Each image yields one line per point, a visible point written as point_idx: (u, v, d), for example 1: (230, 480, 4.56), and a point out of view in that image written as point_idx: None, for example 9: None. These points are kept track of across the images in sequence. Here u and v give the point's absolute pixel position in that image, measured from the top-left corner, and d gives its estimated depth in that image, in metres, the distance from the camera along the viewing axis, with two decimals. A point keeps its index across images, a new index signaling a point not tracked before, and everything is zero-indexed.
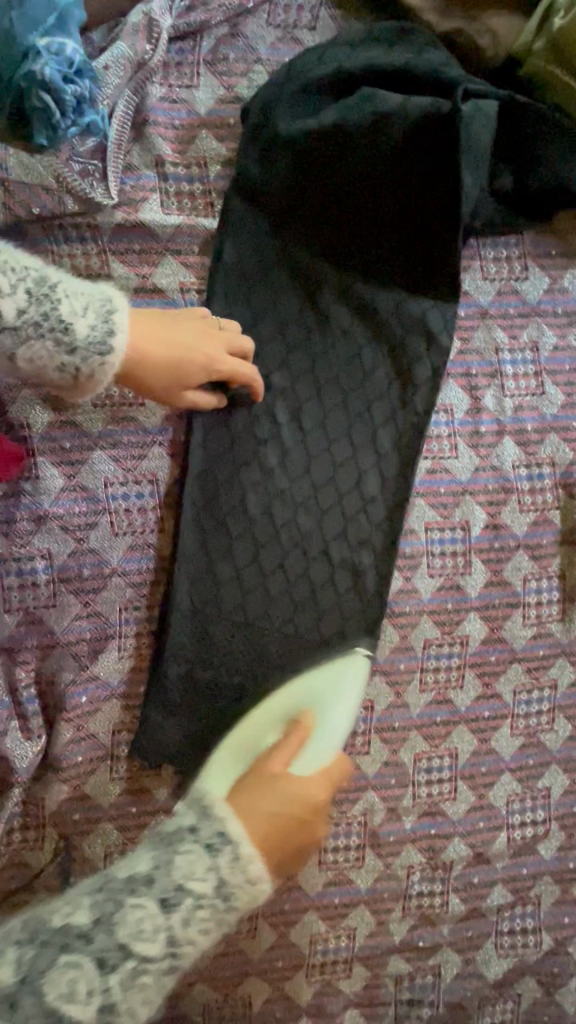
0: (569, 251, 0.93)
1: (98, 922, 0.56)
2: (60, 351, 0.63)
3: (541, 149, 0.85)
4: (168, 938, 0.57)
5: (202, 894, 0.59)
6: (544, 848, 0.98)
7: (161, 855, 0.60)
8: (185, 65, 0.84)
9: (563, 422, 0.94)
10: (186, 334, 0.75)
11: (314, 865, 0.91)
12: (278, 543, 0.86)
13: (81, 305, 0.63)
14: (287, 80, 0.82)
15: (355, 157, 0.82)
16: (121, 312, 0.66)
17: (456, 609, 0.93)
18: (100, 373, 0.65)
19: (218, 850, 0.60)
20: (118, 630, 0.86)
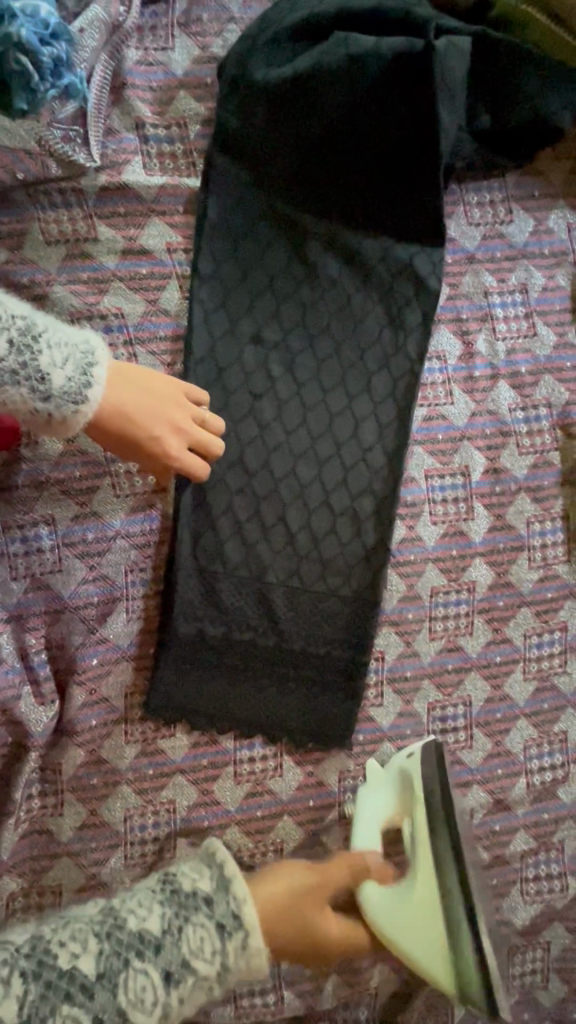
0: (550, 191, 0.94)
1: (102, 976, 0.56)
2: (35, 397, 0.65)
3: (518, 84, 0.85)
4: (162, 1011, 0.57)
5: (204, 975, 0.59)
6: (565, 791, 0.97)
7: (172, 918, 0.59)
8: (160, 28, 0.86)
9: (557, 364, 0.94)
10: (157, 416, 0.74)
11: (334, 821, 0.91)
12: (280, 496, 0.86)
13: (61, 356, 0.65)
14: (260, 33, 0.83)
15: (332, 105, 0.82)
16: (100, 366, 0.67)
17: (461, 555, 0.93)
18: (73, 420, 0.67)
19: (229, 934, 0.60)
20: (125, 593, 0.86)
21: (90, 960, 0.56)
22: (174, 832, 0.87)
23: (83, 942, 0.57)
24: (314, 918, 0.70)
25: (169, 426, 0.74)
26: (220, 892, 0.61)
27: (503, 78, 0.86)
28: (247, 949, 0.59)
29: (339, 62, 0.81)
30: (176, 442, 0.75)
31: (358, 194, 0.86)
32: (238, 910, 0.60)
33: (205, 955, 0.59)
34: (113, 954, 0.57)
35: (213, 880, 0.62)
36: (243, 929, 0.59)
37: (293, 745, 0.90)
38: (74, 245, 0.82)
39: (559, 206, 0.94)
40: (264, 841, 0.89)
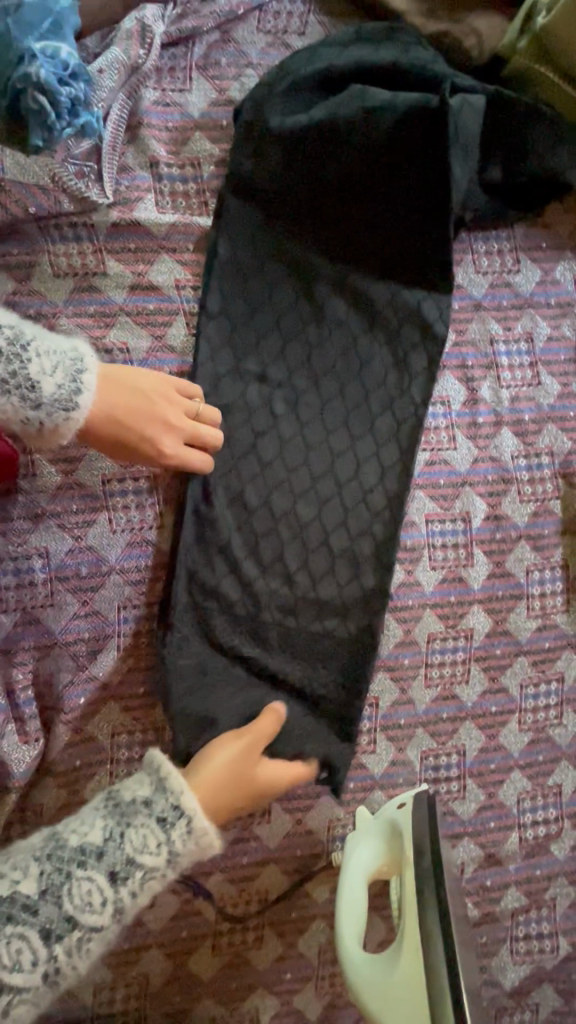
0: (558, 244, 0.95)
1: (45, 893, 0.57)
2: (25, 406, 0.63)
3: (528, 141, 0.87)
4: (115, 907, 0.59)
5: (152, 867, 0.61)
6: (558, 847, 0.95)
7: (113, 826, 0.60)
8: (178, 70, 0.86)
9: (560, 413, 0.95)
10: (150, 417, 0.73)
11: (322, 871, 0.90)
12: (280, 534, 0.85)
13: (50, 364, 0.64)
14: (278, 82, 0.84)
15: (347, 151, 0.83)
16: (90, 371, 0.66)
17: (459, 602, 0.92)
18: (65, 428, 0.65)
19: (170, 822, 0.62)
20: (117, 629, 0.85)
21: (31, 884, 0.57)
22: None
23: (23, 869, 0.58)
24: (254, 771, 0.72)
25: (165, 422, 0.74)
26: (158, 792, 0.63)
27: (515, 131, 0.86)
28: (192, 831, 0.62)
29: (354, 113, 0.82)
30: (173, 439, 0.75)
31: (369, 238, 0.87)
32: (178, 801, 0.62)
33: (150, 849, 0.60)
34: (55, 873, 0.58)
35: (152, 784, 0.63)
36: (184, 816, 0.62)
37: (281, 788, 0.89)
38: (83, 280, 0.82)
39: (566, 258, 0.95)
40: (247, 889, 0.88)
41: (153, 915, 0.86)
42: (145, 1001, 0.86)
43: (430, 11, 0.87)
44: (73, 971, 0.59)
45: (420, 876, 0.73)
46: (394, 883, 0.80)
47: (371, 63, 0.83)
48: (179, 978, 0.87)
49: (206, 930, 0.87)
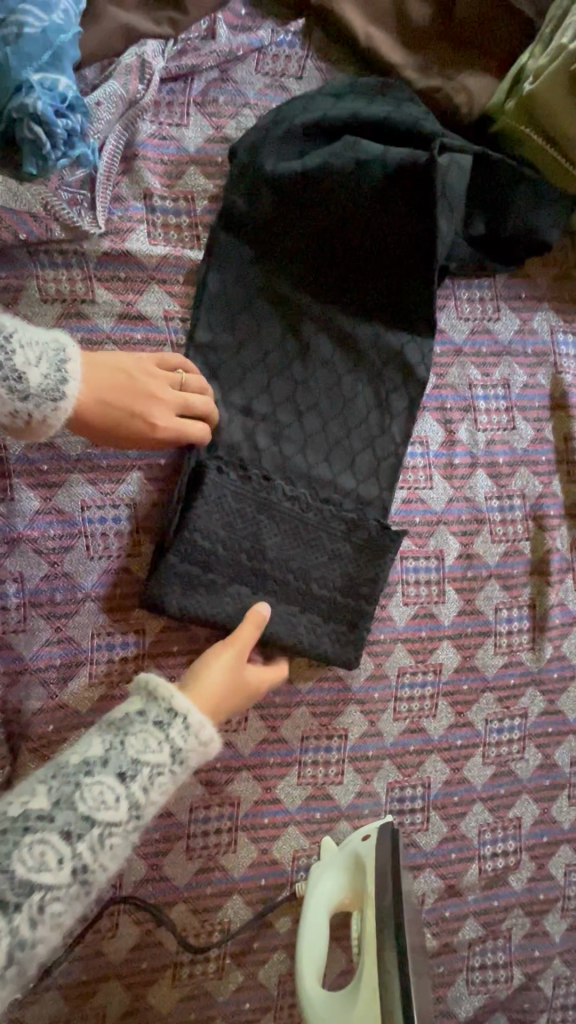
0: (536, 295, 0.99)
1: (58, 802, 0.52)
2: (11, 399, 0.58)
3: (513, 198, 0.90)
4: (131, 803, 0.55)
5: (160, 763, 0.57)
6: (515, 879, 0.98)
7: (112, 736, 0.57)
8: (176, 104, 0.86)
9: (532, 457, 0.98)
10: (137, 396, 0.71)
11: (285, 901, 0.90)
12: (262, 567, 0.84)
13: (34, 354, 0.60)
14: (274, 127, 0.86)
15: (338, 197, 0.85)
16: (73, 360, 0.63)
17: (430, 637, 0.94)
18: (54, 420, 0.61)
19: (169, 722, 0.59)
20: (90, 657, 0.84)
21: (42, 798, 0.53)
22: (117, 912, 0.85)
23: (28, 791, 0.53)
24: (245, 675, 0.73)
25: (151, 394, 0.72)
26: (151, 701, 0.61)
27: (502, 187, 0.90)
28: (192, 724, 0.60)
29: (347, 163, 0.84)
30: (163, 410, 0.73)
31: (356, 281, 0.89)
32: (171, 703, 0.60)
33: (153, 748, 0.57)
34: (64, 782, 0.54)
35: (143, 696, 0.61)
36: (182, 711, 0.60)
37: (248, 817, 0.89)
38: (71, 306, 0.82)
39: (544, 310, 0.99)
40: (210, 920, 0.88)
41: (114, 945, 0.85)
42: None
43: (423, 69, 0.90)
44: (101, 872, 0.54)
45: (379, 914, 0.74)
46: (355, 919, 0.81)
47: (365, 115, 0.86)
48: (137, 1009, 0.86)
49: (167, 961, 0.87)
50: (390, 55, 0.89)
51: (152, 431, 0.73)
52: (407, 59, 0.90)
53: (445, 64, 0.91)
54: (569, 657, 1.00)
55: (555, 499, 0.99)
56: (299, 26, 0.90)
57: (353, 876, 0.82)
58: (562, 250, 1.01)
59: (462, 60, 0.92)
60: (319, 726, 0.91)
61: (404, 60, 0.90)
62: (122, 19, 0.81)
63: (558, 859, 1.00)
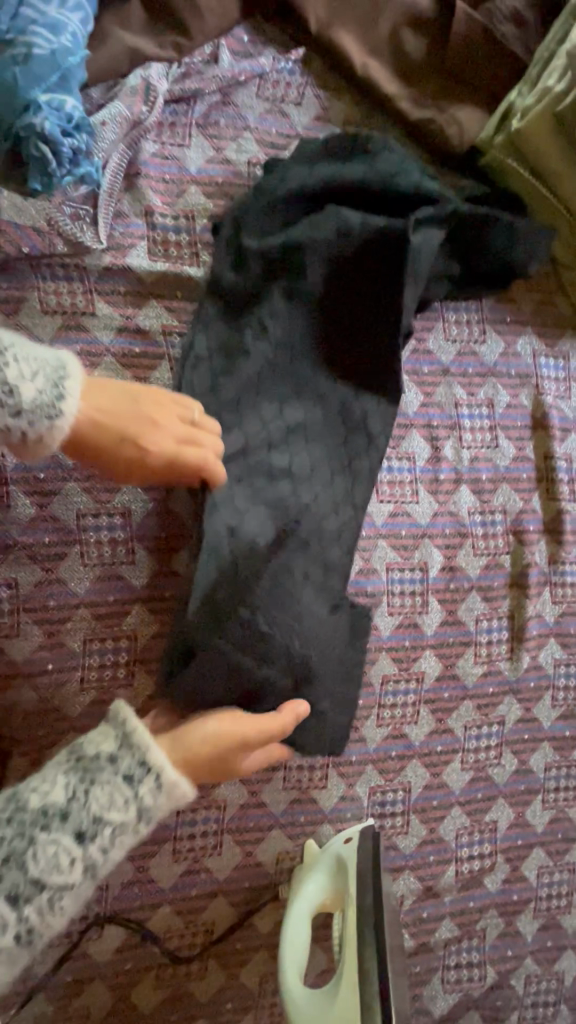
0: (520, 320, 1.03)
1: (10, 857, 0.57)
2: (4, 413, 0.57)
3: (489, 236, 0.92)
4: (84, 865, 0.59)
5: (121, 823, 0.60)
6: (490, 881, 1.01)
7: (76, 785, 0.60)
8: (178, 125, 0.89)
9: (514, 475, 1.02)
10: (140, 420, 0.65)
11: (268, 903, 0.93)
12: (261, 638, 0.76)
13: (30, 369, 0.58)
14: (254, 198, 0.87)
15: (316, 261, 0.86)
16: (72, 376, 0.60)
17: (413, 646, 0.97)
18: (49, 437, 0.59)
19: (137, 779, 0.61)
20: (82, 663, 0.86)
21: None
22: (103, 914, 0.87)
23: None
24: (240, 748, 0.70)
25: (156, 423, 0.66)
26: (123, 751, 0.62)
27: (472, 237, 0.92)
28: (158, 787, 0.61)
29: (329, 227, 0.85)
30: (166, 440, 0.67)
31: (347, 335, 0.89)
32: (142, 758, 0.62)
33: (116, 807, 0.60)
34: (21, 835, 0.58)
35: (115, 742, 0.62)
36: (149, 772, 0.61)
37: (233, 821, 0.92)
38: (71, 319, 0.84)
39: (527, 334, 1.04)
40: (194, 922, 0.90)
41: (99, 947, 0.87)
42: None
43: (417, 100, 0.94)
44: (47, 928, 0.58)
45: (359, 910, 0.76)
46: (336, 919, 0.84)
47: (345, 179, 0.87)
48: (121, 1009, 0.88)
49: (151, 962, 0.88)
50: (386, 86, 0.93)
51: (146, 462, 0.66)
52: (402, 90, 0.94)
53: (438, 94, 0.95)
54: (545, 667, 1.04)
55: (534, 515, 1.03)
56: (299, 55, 0.93)
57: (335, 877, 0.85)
58: (547, 275, 1.04)
59: (455, 92, 0.95)
60: None
61: (399, 91, 0.94)
62: (128, 42, 0.83)
63: (532, 861, 1.03)
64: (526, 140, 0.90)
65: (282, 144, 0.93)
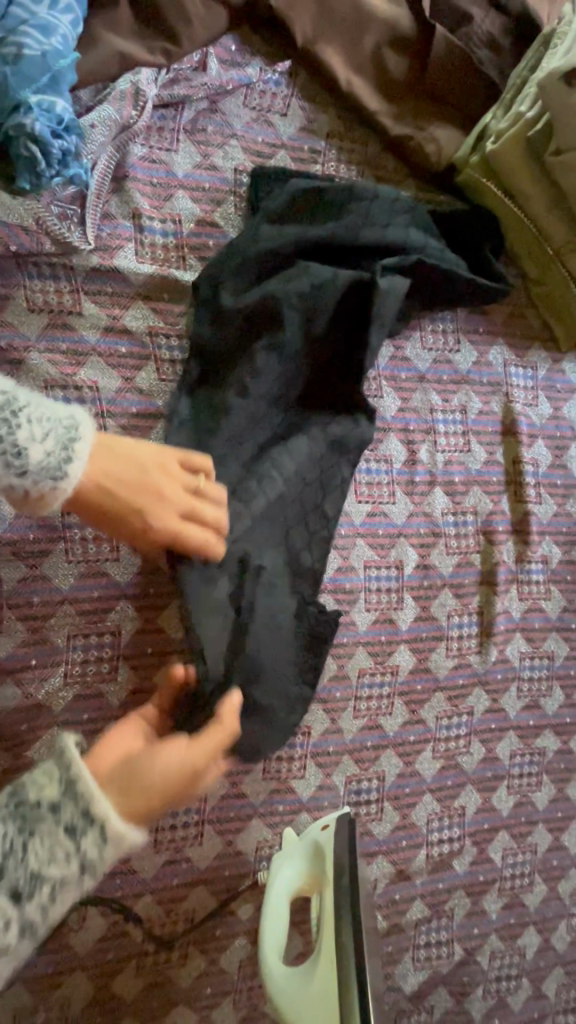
0: (492, 330, 1.08)
1: None
2: (10, 473, 0.55)
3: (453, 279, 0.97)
4: (24, 922, 0.53)
5: (62, 877, 0.54)
6: (458, 863, 1.07)
7: (13, 837, 0.53)
8: (166, 130, 0.90)
9: (484, 478, 1.08)
10: (143, 495, 0.63)
11: (247, 890, 0.96)
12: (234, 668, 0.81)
13: (41, 429, 0.56)
14: (228, 257, 0.88)
15: (291, 311, 0.87)
16: (83, 437, 0.58)
17: (388, 640, 1.02)
18: (52, 499, 0.57)
19: (80, 832, 0.54)
20: (65, 658, 0.87)
21: None
22: (84, 905, 0.88)
23: None
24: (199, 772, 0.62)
25: (160, 495, 0.64)
26: (66, 799, 0.54)
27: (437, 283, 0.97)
28: (105, 841, 0.54)
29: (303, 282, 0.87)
30: (169, 515, 0.65)
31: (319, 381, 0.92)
32: (87, 807, 0.54)
33: (56, 861, 0.53)
34: None
35: (60, 787, 0.55)
36: (96, 823, 0.54)
37: (214, 811, 0.94)
38: (57, 318, 0.84)
39: (498, 344, 1.09)
40: (176, 911, 0.92)
41: (80, 937, 0.88)
42: None
43: (398, 118, 0.98)
44: None
45: (338, 892, 0.80)
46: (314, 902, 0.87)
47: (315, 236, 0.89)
48: (101, 999, 0.89)
49: (132, 951, 0.90)
50: (369, 102, 0.97)
51: (148, 533, 0.65)
52: (383, 107, 0.98)
53: (418, 113, 0.99)
54: (512, 660, 1.10)
55: (503, 516, 1.09)
56: (286, 67, 0.96)
57: (313, 864, 0.88)
58: (518, 290, 1.09)
59: (434, 112, 0.99)
60: None
61: (381, 107, 0.97)
62: (118, 46, 0.84)
63: (497, 843, 1.09)
64: (500, 163, 0.94)
65: (268, 153, 0.95)
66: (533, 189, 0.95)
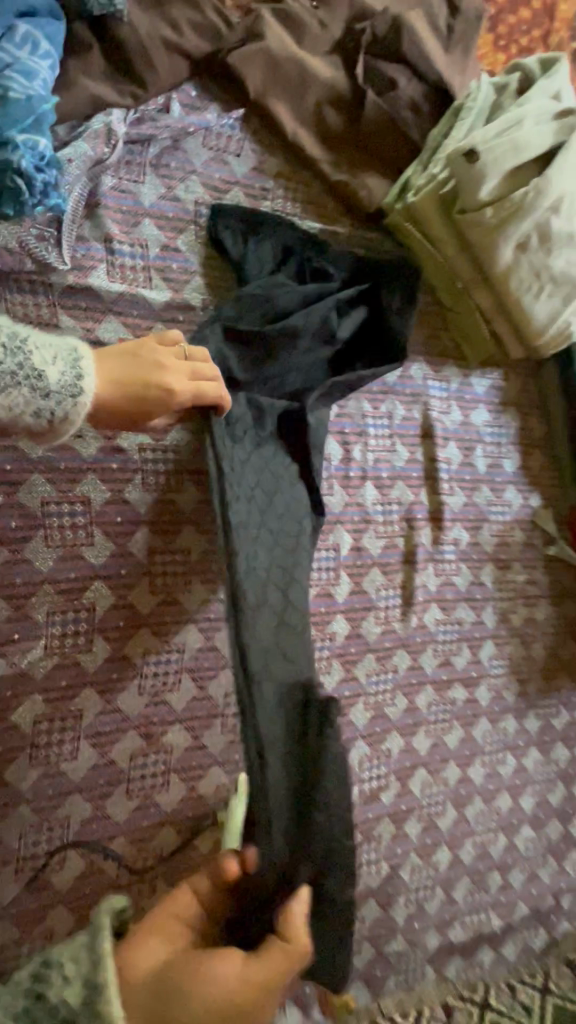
0: (414, 348, 1.28)
1: None
2: (34, 398, 0.60)
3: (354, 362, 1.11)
4: None
5: None
6: (385, 795, 1.28)
7: None
8: (134, 164, 1.02)
9: (407, 474, 1.28)
10: (151, 368, 0.73)
11: (208, 828, 1.11)
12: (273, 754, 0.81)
13: (51, 353, 0.61)
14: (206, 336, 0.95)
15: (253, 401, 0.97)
16: (88, 358, 0.64)
17: (327, 610, 1.20)
18: (75, 417, 0.63)
19: None
20: (45, 632, 0.98)
21: None
22: (64, 847, 1.01)
23: None
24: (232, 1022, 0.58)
25: (164, 363, 0.74)
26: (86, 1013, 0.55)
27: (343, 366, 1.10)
28: None
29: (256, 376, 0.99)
30: (178, 378, 0.75)
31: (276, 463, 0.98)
32: None
33: None
34: None
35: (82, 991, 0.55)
36: None
37: (179, 762, 1.09)
38: (37, 328, 0.94)
39: (419, 360, 1.29)
40: (146, 849, 1.06)
41: (60, 876, 1.01)
42: None
43: (336, 165, 1.15)
44: None
45: None
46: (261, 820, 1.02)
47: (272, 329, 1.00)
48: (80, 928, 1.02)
49: (107, 886, 1.04)
50: (311, 151, 1.13)
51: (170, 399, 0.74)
52: (324, 155, 1.14)
53: (352, 163, 1.16)
54: (429, 626, 1.31)
55: (422, 506, 1.30)
56: (240, 114, 1.10)
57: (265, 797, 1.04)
58: (435, 311, 1.30)
59: (366, 162, 1.17)
60: None
61: (322, 155, 1.14)
62: (92, 90, 0.96)
63: (417, 778, 1.31)
64: (419, 212, 1.13)
65: (224, 188, 1.09)
66: (446, 236, 1.15)
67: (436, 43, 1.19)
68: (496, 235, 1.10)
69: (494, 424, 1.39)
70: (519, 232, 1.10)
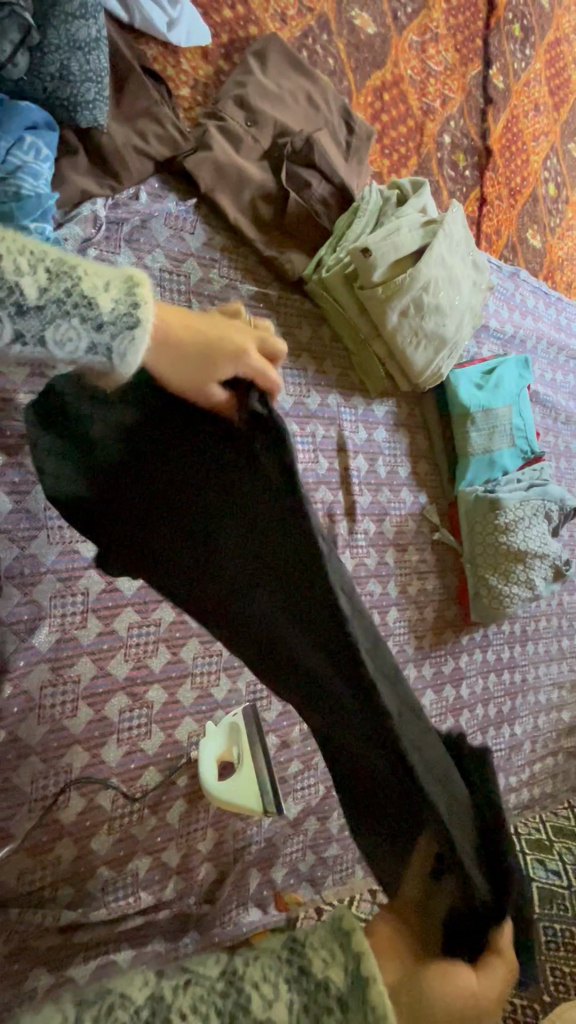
0: (330, 382, 1.65)
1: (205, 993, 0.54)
2: (88, 327, 0.56)
3: None
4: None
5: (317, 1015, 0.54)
6: None
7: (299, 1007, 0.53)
8: (112, 238, 1.28)
9: (327, 480, 1.64)
10: (219, 329, 0.65)
11: (183, 766, 1.38)
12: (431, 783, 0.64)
13: (103, 282, 0.58)
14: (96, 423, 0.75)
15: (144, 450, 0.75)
16: (142, 287, 0.61)
17: None
18: (133, 344, 0.58)
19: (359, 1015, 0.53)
20: (48, 611, 1.22)
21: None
22: (69, 787, 1.23)
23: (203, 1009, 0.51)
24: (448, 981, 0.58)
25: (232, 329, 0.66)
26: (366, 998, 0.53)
27: None
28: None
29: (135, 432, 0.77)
30: (252, 349, 0.65)
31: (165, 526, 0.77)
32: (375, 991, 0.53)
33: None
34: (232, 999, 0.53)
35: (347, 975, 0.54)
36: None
37: (159, 714, 1.36)
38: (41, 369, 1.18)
39: (334, 392, 1.66)
40: (134, 785, 1.32)
41: (65, 812, 1.23)
42: (58, 876, 1.22)
43: (267, 244, 1.49)
44: None
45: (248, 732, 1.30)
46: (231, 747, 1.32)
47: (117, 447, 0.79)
48: (83, 854, 1.25)
49: (103, 817, 1.28)
50: (248, 232, 1.46)
51: (231, 355, 0.64)
52: (257, 236, 1.48)
53: (281, 243, 1.51)
54: None
55: (339, 504, 1.67)
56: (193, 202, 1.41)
57: (230, 728, 1.33)
58: (345, 356, 1.69)
59: (290, 244, 1.53)
60: (204, 648, 1.43)
61: (256, 237, 1.48)
62: (80, 184, 1.23)
63: None
64: (330, 285, 1.51)
65: (182, 259, 1.39)
66: (350, 302, 1.54)
67: (338, 154, 1.58)
68: (385, 305, 1.50)
69: (390, 440, 1.80)
70: (402, 303, 1.51)
